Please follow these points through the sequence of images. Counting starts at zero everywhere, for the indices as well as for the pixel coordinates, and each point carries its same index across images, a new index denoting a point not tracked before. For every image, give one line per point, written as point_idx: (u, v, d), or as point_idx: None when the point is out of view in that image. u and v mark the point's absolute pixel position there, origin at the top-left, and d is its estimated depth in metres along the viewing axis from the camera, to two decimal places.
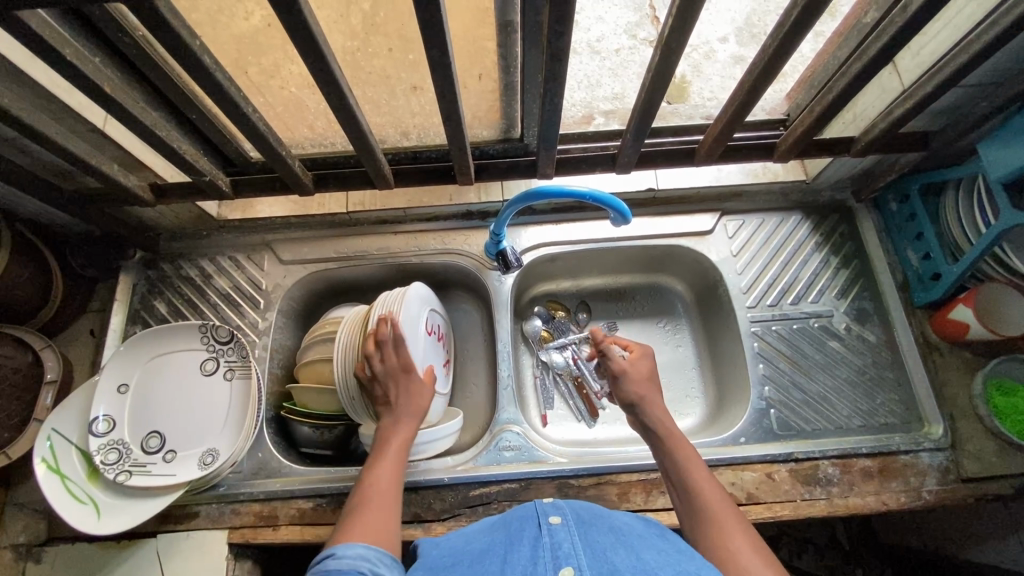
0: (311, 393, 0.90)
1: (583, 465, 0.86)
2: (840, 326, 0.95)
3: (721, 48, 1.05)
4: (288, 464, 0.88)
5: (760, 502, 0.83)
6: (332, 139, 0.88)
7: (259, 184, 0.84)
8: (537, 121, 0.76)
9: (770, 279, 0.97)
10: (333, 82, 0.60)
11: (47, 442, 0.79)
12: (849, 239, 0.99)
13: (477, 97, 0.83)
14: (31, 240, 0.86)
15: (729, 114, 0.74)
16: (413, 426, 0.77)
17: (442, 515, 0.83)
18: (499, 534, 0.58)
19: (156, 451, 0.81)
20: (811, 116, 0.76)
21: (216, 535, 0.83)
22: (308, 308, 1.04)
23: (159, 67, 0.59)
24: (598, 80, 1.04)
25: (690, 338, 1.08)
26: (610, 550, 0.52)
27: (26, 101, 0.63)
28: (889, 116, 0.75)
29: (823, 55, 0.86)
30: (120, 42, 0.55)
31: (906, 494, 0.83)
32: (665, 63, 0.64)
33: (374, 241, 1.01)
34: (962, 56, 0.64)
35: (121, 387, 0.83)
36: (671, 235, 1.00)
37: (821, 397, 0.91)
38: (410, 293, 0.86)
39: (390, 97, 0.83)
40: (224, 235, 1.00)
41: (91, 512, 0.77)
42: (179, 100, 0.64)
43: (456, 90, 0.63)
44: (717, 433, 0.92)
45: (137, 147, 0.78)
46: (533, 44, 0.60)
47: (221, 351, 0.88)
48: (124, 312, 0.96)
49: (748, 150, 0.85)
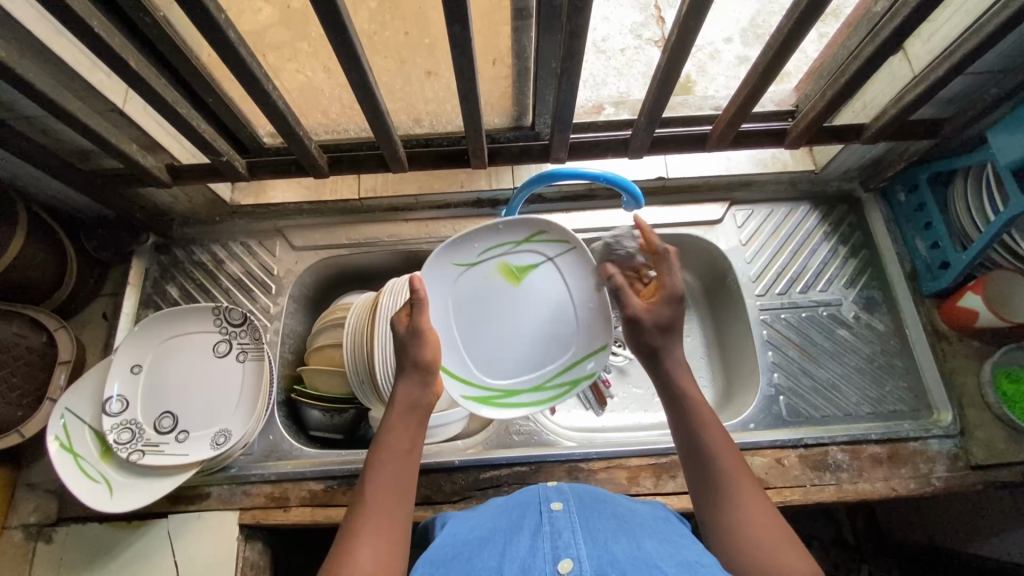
0: (323, 376, 0.91)
1: (592, 449, 0.86)
2: (849, 314, 0.95)
3: (725, 48, 1.05)
4: (298, 446, 0.89)
5: (770, 487, 0.83)
6: (345, 126, 0.88)
7: (274, 167, 0.85)
8: (552, 107, 0.77)
9: (780, 268, 0.98)
10: (354, 60, 0.61)
11: (60, 420, 0.79)
12: (857, 229, 1.00)
13: (491, 83, 0.83)
14: (46, 220, 0.87)
15: (740, 102, 0.75)
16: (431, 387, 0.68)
17: (452, 497, 0.84)
18: (503, 519, 0.59)
19: (168, 431, 0.82)
20: (823, 101, 0.76)
21: (227, 516, 0.84)
22: (317, 294, 1.05)
23: (178, 47, 0.60)
24: (603, 80, 1.05)
25: (699, 327, 1.08)
26: (611, 539, 0.53)
27: (48, 76, 0.64)
28: (899, 102, 0.76)
29: (833, 46, 0.87)
30: (142, 20, 0.56)
31: (916, 480, 0.84)
32: (675, 55, 0.66)
33: (384, 228, 1.01)
34: (973, 39, 0.65)
35: (133, 367, 0.84)
36: (681, 225, 1.00)
37: (830, 384, 0.92)
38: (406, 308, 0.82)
39: (405, 82, 0.84)
40: (237, 221, 1.01)
41: (103, 490, 0.78)
42: (198, 79, 0.65)
43: (474, 68, 0.64)
44: (727, 419, 0.92)
45: (154, 128, 0.79)
46: (550, 26, 0.61)
47: (233, 334, 0.88)
48: (137, 296, 0.96)
49: (758, 136, 0.86)
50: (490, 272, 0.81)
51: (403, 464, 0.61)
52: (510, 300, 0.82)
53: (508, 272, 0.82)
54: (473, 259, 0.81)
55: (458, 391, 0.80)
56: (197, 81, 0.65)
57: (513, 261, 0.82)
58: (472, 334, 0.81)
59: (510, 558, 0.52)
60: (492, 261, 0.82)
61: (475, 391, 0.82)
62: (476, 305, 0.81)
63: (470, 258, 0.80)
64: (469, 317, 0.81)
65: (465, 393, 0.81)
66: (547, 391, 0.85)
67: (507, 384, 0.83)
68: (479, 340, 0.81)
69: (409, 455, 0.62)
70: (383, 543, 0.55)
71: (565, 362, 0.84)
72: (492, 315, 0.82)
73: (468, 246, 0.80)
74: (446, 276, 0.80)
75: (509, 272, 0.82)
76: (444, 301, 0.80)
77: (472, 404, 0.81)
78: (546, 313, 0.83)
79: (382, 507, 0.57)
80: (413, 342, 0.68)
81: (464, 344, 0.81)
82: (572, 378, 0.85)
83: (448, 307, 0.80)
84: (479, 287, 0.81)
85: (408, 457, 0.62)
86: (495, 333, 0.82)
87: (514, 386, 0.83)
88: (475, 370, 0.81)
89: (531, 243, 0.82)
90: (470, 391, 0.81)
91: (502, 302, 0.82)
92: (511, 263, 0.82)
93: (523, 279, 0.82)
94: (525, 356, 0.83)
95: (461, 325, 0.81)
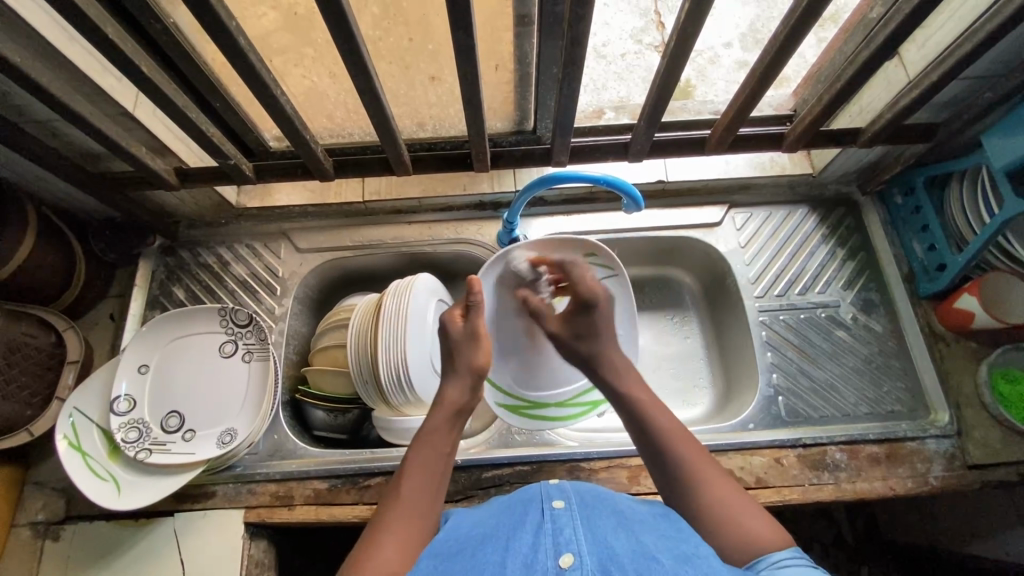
0: (327, 377, 0.92)
1: (594, 448, 0.87)
2: (847, 316, 0.96)
3: (725, 53, 1.07)
4: (302, 446, 0.90)
5: (769, 486, 0.84)
6: (350, 130, 0.90)
7: (280, 170, 0.86)
8: (553, 112, 0.78)
9: (778, 270, 0.99)
10: (361, 65, 0.63)
11: (68, 419, 0.81)
12: (855, 232, 1.01)
13: (493, 88, 0.85)
14: (55, 222, 0.88)
15: (738, 106, 0.77)
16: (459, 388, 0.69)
17: (455, 496, 0.85)
18: (505, 516, 0.60)
19: (175, 430, 0.83)
20: (820, 106, 0.78)
21: (233, 514, 0.85)
22: (321, 296, 1.06)
23: (189, 52, 0.62)
24: (604, 84, 1.06)
25: (699, 329, 1.09)
26: (611, 534, 0.54)
27: (61, 80, 0.65)
28: (894, 106, 0.77)
29: (829, 52, 0.88)
30: (154, 27, 0.58)
31: (913, 480, 0.85)
32: (674, 61, 0.68)
33: (388, 231, 1.03)
34: (966, 45, 0.66)
35: (141, 367, 0.85)
36: (681, 227, 1.02)
37: (828, 384, 0.93)
38: (411, 310, 0.84)
39: (408, 87, 0.86)
40: (242, 223, 1.03)
41: (111, 488, 0.79)
42: (207, 84, 0.67)
43: (478, 73, 0.66)
44: (727, 420, 0.93)
45: (163, 131, 0.80)
46: (552, 33, 0.62)
47: (239, 334, 0.90)
48: (143, 298, 0.98)
49: (756, 140, 0.87)
50: (540, 286, 0.88)
51: (439, 467, 0.63)
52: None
53: (556, 289, 0.89)
54: (520, 273, 0.89)
55: (493, 397, 0.89)
56: (206, 86, 0.67)
57: (564, 280, 0.88)
58: (513, 342, 0.90)
59: (512, 554, 0.53)
60: (544, 276, 0.88)
61: (507, 399, 0.90)
62: (522, 316, 0.89)
63: (525, 271, 0.87)
64: (513, 325, 0.89)
65: (499, 400, 0.89)
66: (572, 408, 0.93)
67: (535, 396, 0.91)
68: (517, 348, 0.90)
69: (445, 458, 0.64)
70: (411, 539, 0.57)
71: (588, 383, 0.93)
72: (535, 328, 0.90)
73: (524, 261, 0.86)
74: (499, 286, 0.87)
75: (557, 290, 0.89)
76: (493, 308, 0.88)
77: (504, 411, 0.89)
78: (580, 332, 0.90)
79: (415, 505, 0.59)
80: (468, 344, 0.71)
81: (502, 350, 0.89)
82: (593, 399, 0.93)
83: (496, 315, 0.88)
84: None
85: (445, 461, 0.64)
86: (534, 344, 0.90)
87: (541, 400, 0.91)
88: (510, 378, 0.90)
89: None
90: (503, 399, 0.89)
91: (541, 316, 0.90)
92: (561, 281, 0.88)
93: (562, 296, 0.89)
94: (553, 372, 0.91)
95: (500, 332, 0.89)
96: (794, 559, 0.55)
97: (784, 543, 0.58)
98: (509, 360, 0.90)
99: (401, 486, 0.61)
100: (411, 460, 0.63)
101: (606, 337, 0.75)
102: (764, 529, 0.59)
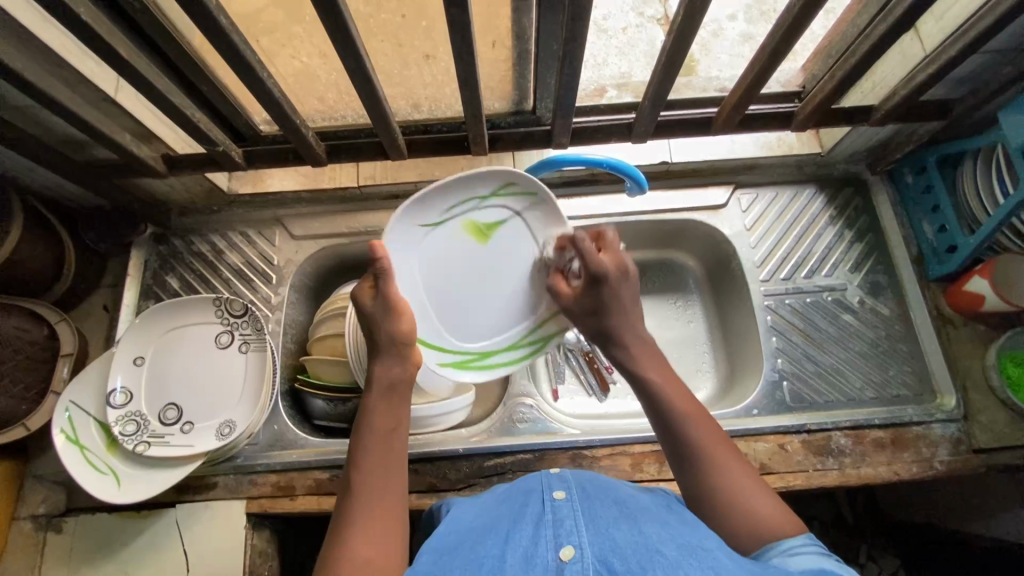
0: (324, 365, 0.90)
1: (596, 436, 0.87)
2: (854, 299, 0.95)
3: (730, 26, 1.02)
4: (302, 435, 0.89)
5: (773, 472, 0.84)
6: (343, 112, 0.86)
7: (271, 156, 0.83)
8: (554, 91, 0.75)
9: (783, 253, 0.97)
10: (351, 46, 0.60)
11: (65, 413, 0.80)
12: (863, 213, 0.99)
13: (491, 66, 0.81)
14: (41, 211, 0.86)
15: (746, 85, 0.73)
16: (398, 359, 0.65)
17: (457, 485, 0.85)
18: (504, 508, 0.59)
19: (173, 423, 0.82)
20: (830, 84, 0.74)
21: (235, 505, 0.84)
22: (318, 284, 1.04)
23: (169, 34, 0.58)
24: (604, 60, 1.02)
25: (701, 314, 1.07)
26: (613, 525, 0.52)
27: (35, 64, 0.63)
28: (909, 82, 0.74)
29: (840, 24, 0.84)
30: (129, 6, 0.54)
31: (918, 464, 0.84)
32: (682, 36, 0.64)
33: (385, 217, 1.00)
34: (989, 16, 0.63)
35: (137, 359, 0.84)
36: (684, 210, 0.99)
37: (834, 369, 0.92)
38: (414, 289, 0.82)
39: (402, 67, 0.82)
40: (235, 210, 1.00)
41: (111, 481, 0.79)
42: (190, 67, 0.63)
43: (474, 52, 0.62)
44: (730, 405, 0.92)
45: (146, 117, 0.77)
46: (552, 7, 0.59)
47: (235, 324, 0.87)
48: (136, 288, 0.96)
49: (765, 119, 0.84)
50: (456, 231, 0.74)
51: (388, 443, 0.60)
52: (478, 264, 0.75)
53: (474, 231, 0.74)
54: (437, 219, 0.72)
55: (433, 359, 0.77)
56: (190, 71, 0.64)
57: (479, 219, 0.74)
58: (446, 302, 0.76)
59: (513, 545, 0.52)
60: (457, 218, 0.73)
61: (451, 356, 0.79)
62: (449, 274, 0.75)
63: (433, 218, 0.72)
64: (444, 285, 0.75)
65: (440, 360, 0.78)
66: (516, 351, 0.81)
67: (481, 346, 0.80)
68: (456, 310, 0.77)
69: (395, 434, 0.61)
70: (381, 528, 0.54)
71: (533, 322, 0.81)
72: (468, 285, 0.76)
73: (430, 207, 0.71)
74: (408, 239, 0.71)
75: (475, 231, 0.74)
76: (412, 265, 0.73)
77: (450, 369, 0.79)
78: (513, 276, 0.77)
79: (369, 497, 0.56)
80: (384, 316, 0.65)
81: (435, 309, 0.76)
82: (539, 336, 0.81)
83: (416, 272, 0.73)
84: (442, 254, 0.74)
85: (394, 436, 0.60)
86: (467, 294, 0.76)
87: (488, 348, 0.80)
88: (448, 335, 0.78)
89: (498, 197, 0.74)
90: (445, 357, 0.78)
91: (467, 266, 0.75)
92: (477, 220, 0.74)
93: (491, 237, 0.75)
94: (493, 317, 0.79)
95: (431, 290, 0.75)
96: (807, 546, 0.53)
97: (796, 530, 0.55)
98: (442, 316, 0.77)
99: (354, 482, 0.57)
100: (357, 447, 0.59)
101: (618, 312, 0.69)
102: (770, 514, 0.56)
